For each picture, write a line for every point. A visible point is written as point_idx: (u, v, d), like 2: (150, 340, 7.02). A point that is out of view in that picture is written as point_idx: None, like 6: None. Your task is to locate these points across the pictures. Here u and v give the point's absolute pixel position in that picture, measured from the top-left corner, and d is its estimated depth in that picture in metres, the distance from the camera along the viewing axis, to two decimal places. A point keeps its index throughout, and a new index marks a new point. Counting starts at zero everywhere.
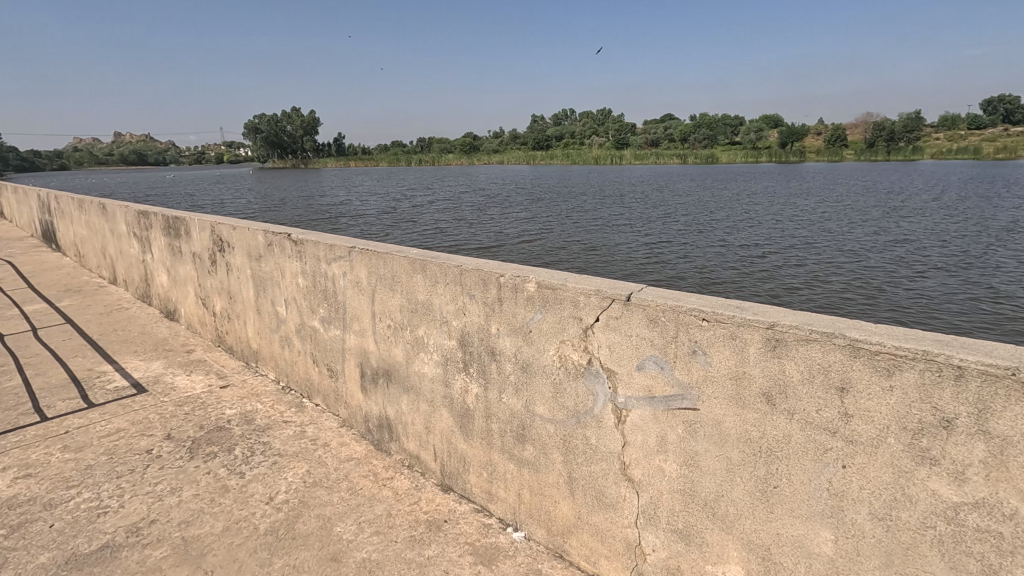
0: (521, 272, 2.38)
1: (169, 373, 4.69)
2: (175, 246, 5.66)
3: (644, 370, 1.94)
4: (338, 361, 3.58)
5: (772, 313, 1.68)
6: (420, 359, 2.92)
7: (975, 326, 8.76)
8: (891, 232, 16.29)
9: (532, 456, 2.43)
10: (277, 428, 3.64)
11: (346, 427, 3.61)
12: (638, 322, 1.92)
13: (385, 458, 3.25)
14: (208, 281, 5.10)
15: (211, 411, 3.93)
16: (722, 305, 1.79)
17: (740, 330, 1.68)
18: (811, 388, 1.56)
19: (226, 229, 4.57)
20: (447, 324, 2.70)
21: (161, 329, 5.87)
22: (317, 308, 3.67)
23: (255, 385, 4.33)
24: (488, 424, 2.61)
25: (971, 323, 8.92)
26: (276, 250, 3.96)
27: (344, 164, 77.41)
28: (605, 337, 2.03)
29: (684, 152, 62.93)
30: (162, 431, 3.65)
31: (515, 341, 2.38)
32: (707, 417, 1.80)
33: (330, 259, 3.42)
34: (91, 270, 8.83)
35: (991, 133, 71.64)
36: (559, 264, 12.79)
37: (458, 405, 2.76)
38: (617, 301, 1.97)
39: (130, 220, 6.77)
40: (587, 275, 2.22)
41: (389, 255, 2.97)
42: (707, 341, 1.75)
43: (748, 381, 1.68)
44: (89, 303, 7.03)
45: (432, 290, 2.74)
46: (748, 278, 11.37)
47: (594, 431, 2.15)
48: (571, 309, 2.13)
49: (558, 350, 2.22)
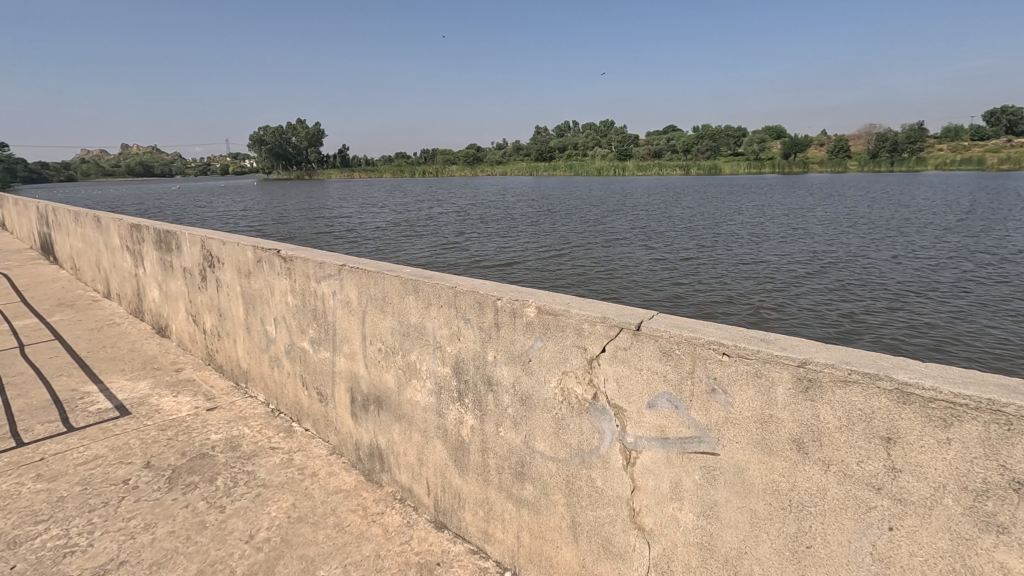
0: (520, 295, 2.18)
1: (155, 394, 4.49)
2: (166, 260, 5.49)
3: (656, 410, 1.74)
4: (329, 385, 3.39)
5: (803, 347, 1.48)
6: (413, 386, 2.73)
7: (997, 341, 8.52)
8: (900, 246, 16.09)
9: (532, 496, 2.22)
10: (263, 456, 3.44)
11: (336, 455, 3.40)
12: (649, 353, 1.72)
13: (376, 490, 3.04)
14: (198, 297, 4.92)
15: (196, 436, 3.73)
16: (745, 335, 1.60)
17: (768, 366, 1.48)
18: (848, 436, 1.36)
19: (216, 244, 4.41)
20: (441, 350, 2.50)
21: (151, 346, 5.69)
22: (307, 328, 3.48)
23: (244, 407, 4.13)
24: (484, 459, 2.41)
25: (993, 337, 8.69)
26: (265, 266, 3.78)
27: (349, 176, 77.87)
28: (613, 370, 1.84)
29: (688, 163, 63.05)
30: (142, 459, 3.45)
31: (513, 370, 2.18)
32: (729, 465, 1.59)
33: (319, 277, 3.24)
34: (86, 283, 8.68)
35: (993, 146, 71.90)
36: (565, 277, 12.63)
37: (453, 438, 2.55)
38: (625, 330, 1.79)
39: (123, 233, 6.63)
40: (592, 300, 2.03)
41: (380, 275, 2.78)
42: (729, 378, 1.55)
43: (776, 426, 1.48)
44: (81, 319, 6.86)
45: (425, 312, 2.55)
46: (756, 294, 11.17)
47: (600, 473, 1.94)
48: (574, 337, 1.94)
49: (560, 382, 2.02)
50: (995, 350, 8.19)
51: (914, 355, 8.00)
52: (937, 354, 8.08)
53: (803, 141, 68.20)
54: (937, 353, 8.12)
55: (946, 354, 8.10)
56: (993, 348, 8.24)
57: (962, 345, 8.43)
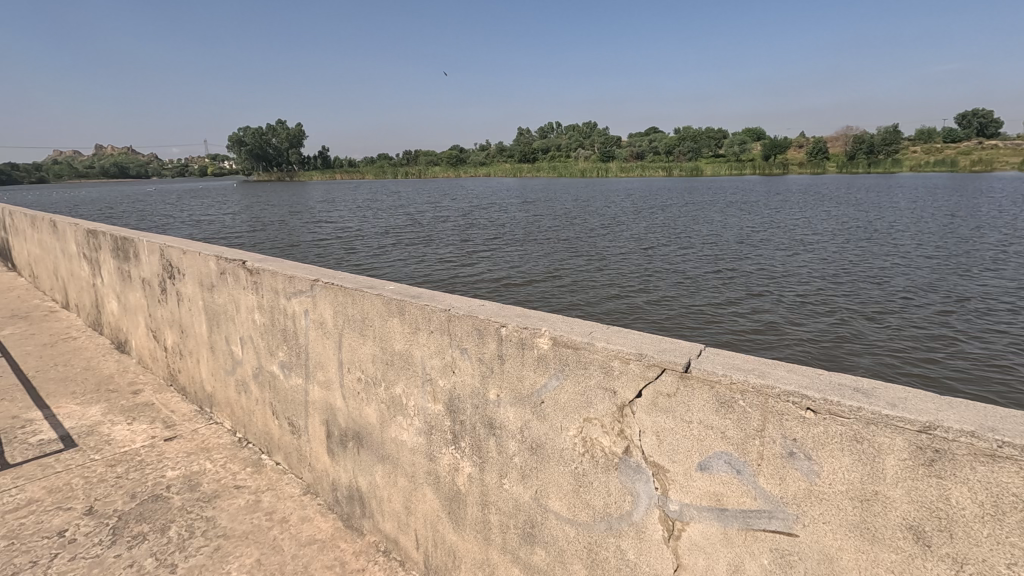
0: (530, 321, 1.80)
1: (107, 421, 4.01)
2: (125, 270, 5.01)
3: (709, 472, 1.37)
4: (301, 416, 2.97)
5: (919, 402, 1.13)
6: (398, 424, 2.33)
7: (1004, 334, 8.32)
8: (887, 248, 16.13)
9: (544, 564, 1.83)
10: (226, 497, 3.00)
11: (310, 495, 2.98)
12: (701, 403, 1.36)
13: (355, 539, 2.63)
14: (159, 311, 4.46)
15: (150, 473, 3.27)
16: (831, 382, 1.25)
17: (873, 429, 1.12)
18: (993, 528, 1.01)
19: (176, 253, 3.96)
20: (432, 385, 2.11)
21: (108, 364, 5.18)
22: (276, 350, 3.05)
23: (207, 436, 3.68)
24: (485, 515, 2.01)
25: (999, 330, 8.50)
26: (229, 279, 3.36)
27: (330, 177, 76.42)
28: (652, 421, 1.46)
29: (670, 164, 63.12)
30: (84, 503, 2.99)
31: (520, 413, 1.80)
32: (813, 552, 1.22)
33: (289, 293, 2.83)
34: (43, 293, 8.05)
35: (966, 147, 73.58)
36: (555, 283, 12.22)
37: (447, 486, 2.16)
38: (670, 371, 1.41)
39: (80, 239, 6.08)
40: (621, 330, 1.66)
41: (357, 293, 2.38)
42: (816, 440, 1.19)
43: (884, 506, 1.12)
44: (33, 333, 6.26)
45: (412, 338, 2.15)
46: (751, 293, 10.88)
47: (632, 543, 1.55)
48: (600, 378, 1.56)
49: (581, 431, 1.64)
50: (1003, 341, 8.00)
51: (923, 350, 7.71)
52: (948, 347, 7.81)
53: (783, 142, 68.91)
54: (949, 347, 7.84)
55: (955, 348, 7.82)
56: (1002, 341, 8.02)
57: (970, 338, 8.21)
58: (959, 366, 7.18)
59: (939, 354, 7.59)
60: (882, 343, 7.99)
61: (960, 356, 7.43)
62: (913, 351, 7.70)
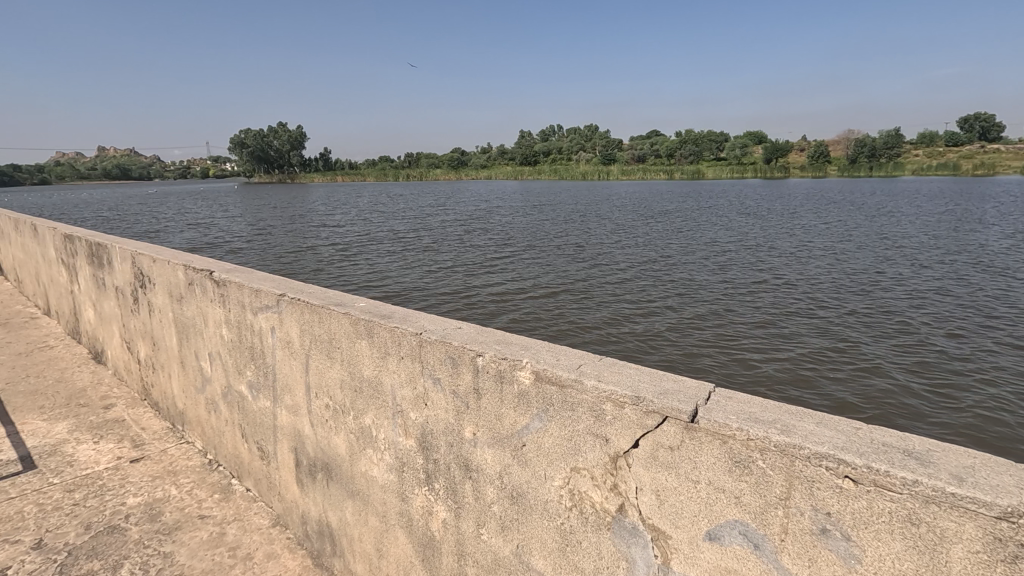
0: (511, 350, 1.55)
1: (73, 439, 3.76)
2: (99, 278, 4.77)
3: (720, 543, 1.12)
4: (270, 440, 2.72)
5: (990, 477, 0.91)
6: (368, 458, 2.08)
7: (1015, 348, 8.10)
8: (890, 256, 15.92)
9: None
10: (188, 528, 2.76)
11: (280, 527, 2.74)
12: (712, 459, 1.12)
13: None
14: (131, 321, 4.23)
15: (110, 500, 3.03)
16: (873, 443, 1.02)
17: (934, 511, 0.89)
18: None
19: (145, 260, 3.72)
20: (403, 417, 1.87)
21: (83, 375, 4.94)
22: (244, 369, 2.81)
23: (176, 458, 3.43)
24: (462, 567, 1.76)
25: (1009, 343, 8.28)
26: (196, 290, 3.12)
27: (331, 180, 76.12)
28: (650, 477, 1.22)
29: (670, 169, 62.78)
30: (34, 535, 2.75)
31: (499, 456, 1.56)
32: None
33: (256, 308, 2.59)
34: (26, 299, 7.78)
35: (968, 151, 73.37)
36: (556, 292, 11.97)
37: (421, 532, 1.91)
38: (673, 420, 1.17)
39: (58, 245, 5.83)
40: (616, 365, 1.42)
41: (325, 312, 2.14)
42: (857, 517, 0.95)
43: None
44: (10, 342, 6.00)
45: (381, 364, 1.91)
46: (755, 304, 10.63)
47: None
48: (591, 423, 1.32)
49: (568, 482, 1.39)
50: (1015, 355, 7.78)
51: (934, 365, 7.47)
52: (959, 362, 7.57)
53: (785, 146, 68.56)
54: (960, 360, 7.62)
55: (965, 361, 7.59)
56: (1015, 354, 7.81)
57: (981, 351, 8.00)
58: (971, 380, 6.94)
59: (950, 366, 7.36)
60: (891, 356, 7.77)
61: (971, 372, 7.20)
62: (924, 366, 7.45)
